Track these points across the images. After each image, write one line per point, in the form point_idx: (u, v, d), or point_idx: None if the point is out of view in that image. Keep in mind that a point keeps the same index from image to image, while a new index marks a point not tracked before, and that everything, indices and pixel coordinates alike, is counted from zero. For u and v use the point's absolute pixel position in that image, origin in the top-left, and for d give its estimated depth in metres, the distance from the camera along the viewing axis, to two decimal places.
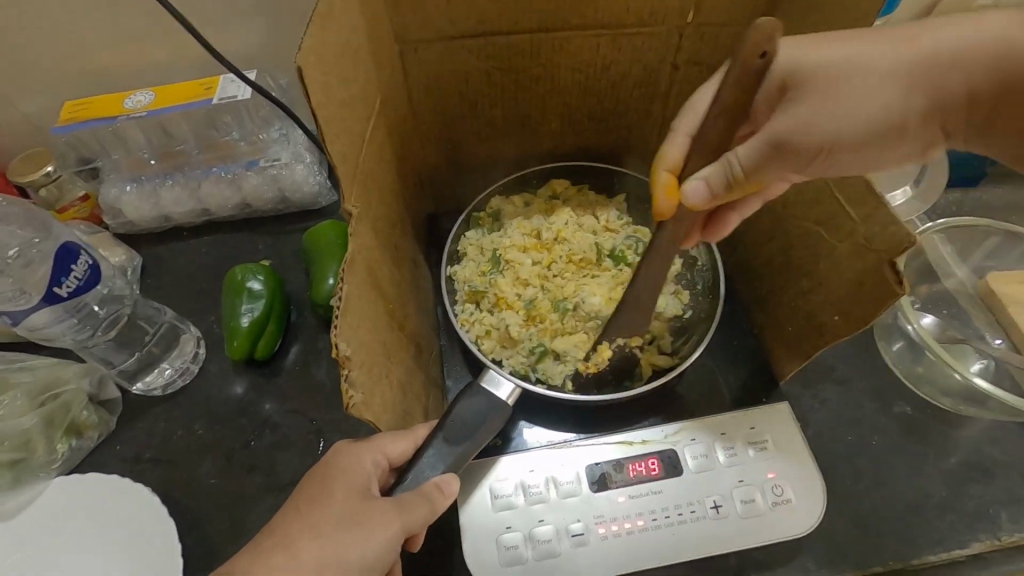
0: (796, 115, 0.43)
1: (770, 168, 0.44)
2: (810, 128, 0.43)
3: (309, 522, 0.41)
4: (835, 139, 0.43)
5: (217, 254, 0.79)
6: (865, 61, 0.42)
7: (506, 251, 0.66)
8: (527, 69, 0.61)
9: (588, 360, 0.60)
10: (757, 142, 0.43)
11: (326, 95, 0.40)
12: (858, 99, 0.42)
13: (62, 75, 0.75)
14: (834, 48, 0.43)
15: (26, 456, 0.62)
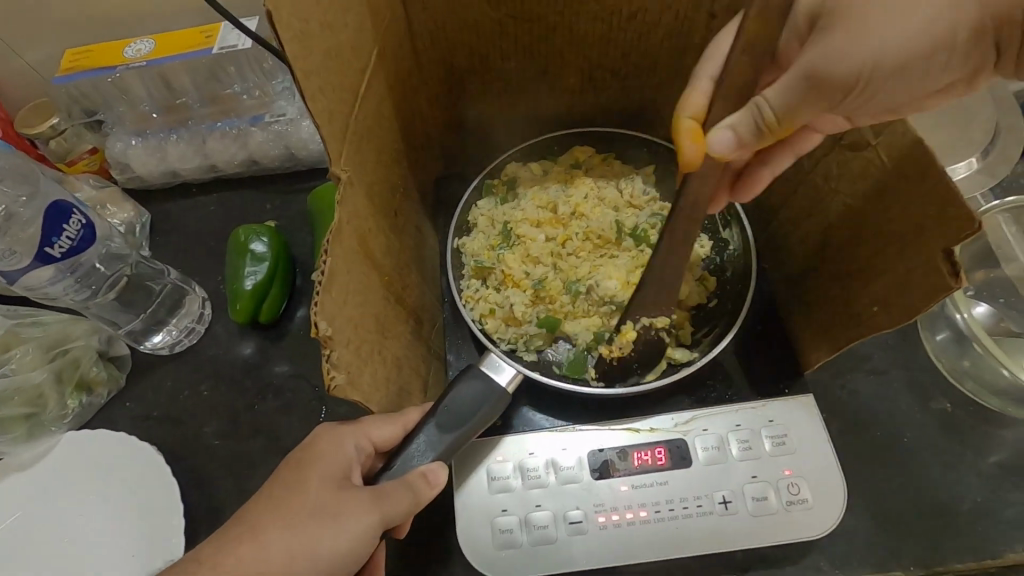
0: (829, 43, 0.41)
1: (801, 104, 0.41)
2: (844, 58, 0.40)
3: (284, 508, 0.40)
4: (886, 56, 0.40)
5: (225, 212, 0.78)
6: None
7: (518, 225, 0.61)
8: (543, 16, 0.54)
9: (611, 344, 0.55)
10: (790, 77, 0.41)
11: (305, 45, 0.35)
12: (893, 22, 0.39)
13: (62, 21, 0.72)
14: None
15: (38, 410, 0.63)
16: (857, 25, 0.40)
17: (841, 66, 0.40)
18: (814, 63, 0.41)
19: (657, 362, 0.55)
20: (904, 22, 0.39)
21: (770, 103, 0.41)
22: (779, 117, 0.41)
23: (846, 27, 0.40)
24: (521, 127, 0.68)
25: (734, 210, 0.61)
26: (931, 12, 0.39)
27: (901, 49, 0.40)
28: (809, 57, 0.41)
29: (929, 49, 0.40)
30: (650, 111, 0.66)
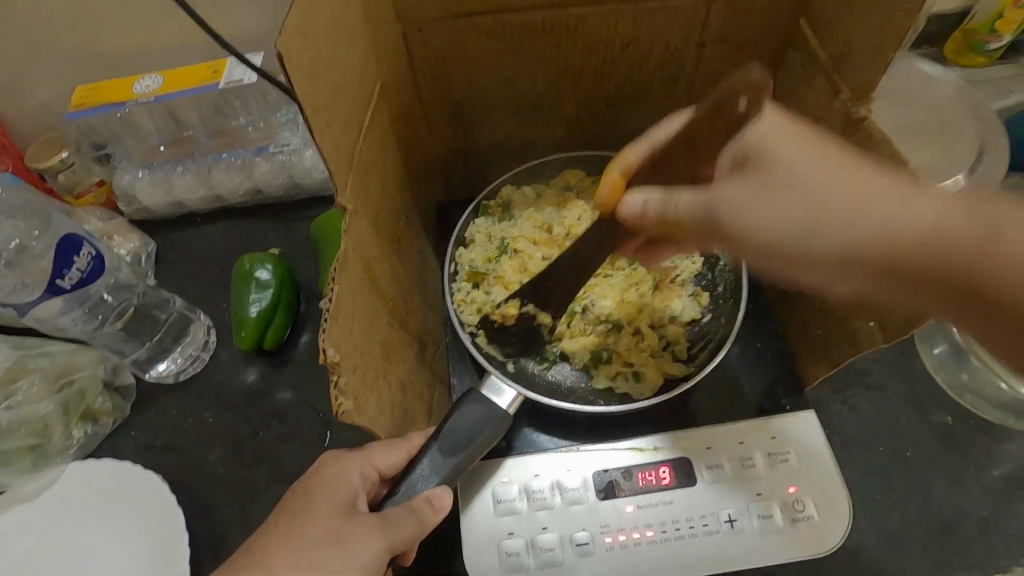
0: (736, 189, 0.38)
1: (686, 220, 0.42)
2: (738, 214, 0.38)
3: (292, 537, 0.41)
4: (758, 236, 0.37)
5: (229, 241, 0.79)
6: (822, 181, 0.35)
7: (515, 240, 0.63)
8: (539, 49, 0.56)
9: (499, 309, 0.58)
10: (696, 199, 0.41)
11: (314, 84, 0.37)
12: (788, 206, 0.36)
13: (73, 60, 0.75)
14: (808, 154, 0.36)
15: (43, 441, 0.63)
16: (775, 193, 0.36)
17: (730, 219, 0.38)
18: (710, 202, 0.39)
19: (655, 379, 0.56)
20: (818, 212, 0.34)
21: (662, 205, 0.43)
22: (667, 218, 0.43)
23: (769, 182, 0.37)
24: (519, 153, 0.70)
25: None
26: (852, 224, 0.33)
27: (794, 241, 0.35)
28: (721, 184, 0.39)
29: (836, 258, 0.34)
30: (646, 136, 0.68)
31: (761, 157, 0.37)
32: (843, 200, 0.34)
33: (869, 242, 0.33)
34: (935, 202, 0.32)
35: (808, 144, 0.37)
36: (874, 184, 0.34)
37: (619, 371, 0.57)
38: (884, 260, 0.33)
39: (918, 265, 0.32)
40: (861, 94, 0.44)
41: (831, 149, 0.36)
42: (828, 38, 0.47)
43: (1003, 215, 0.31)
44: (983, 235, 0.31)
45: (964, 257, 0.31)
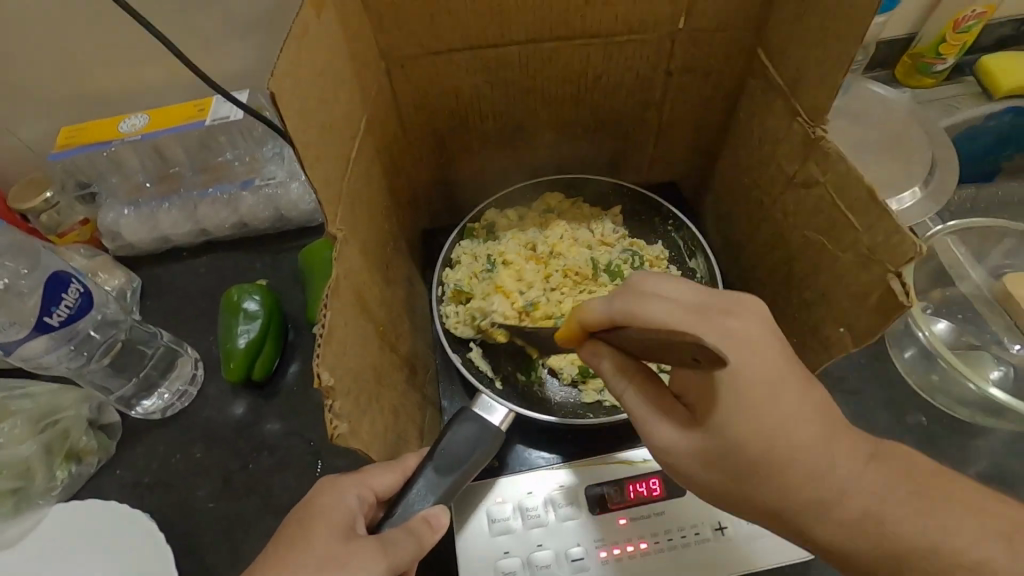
0: (673, 434, 0.41)
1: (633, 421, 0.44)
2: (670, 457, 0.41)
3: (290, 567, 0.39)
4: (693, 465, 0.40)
5: (216, 274, 0.79)
6: (774, 438, 0.37)
7: (505, 254, 0.65)
8: (517, 81, 0.59)
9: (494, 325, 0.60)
10: (642, 405, 0.42)
11: (305, 120, 0.39)
12: (732, 443, 0.38)
13: (59, 102, 0.76)
14: (758, 410, 0.36)
15: (26, 484, 0.62)
16: (728, 463, 0.38)
17: (676, 457, 0.41)
18: (657, 434, 0.42)
19: None
20: (767, 495, 0.38)
21: (610, 383, 0.43)
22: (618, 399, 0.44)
23: (719, 450, 0.38)
24: (500, 179, 0.73)
25: (699, 241, 0.65)
26: (789, 497, 0.37)
27: (744, 506, 0.39)
28: (666, 424, 0.41)
29: (744, 512, 0.40)
30: (621, 160, 0.72)
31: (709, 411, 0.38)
32: (791, 481, 0.37)
33: (794, 513, 0.37)
34: (861, 496, 0.36)
35: (762, 400, 0.36)
36: (821, 466, 0.36)
37: None
38: (793, 525, 0.38)
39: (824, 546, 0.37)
40: (815, 116, 0.47)
41: (791, 398, 0.37)
42: (783, 65, 0.51)
43: (888, 503, 0.36)
44: (876, 527, 0.36)
45: (863, 546, 0.36)
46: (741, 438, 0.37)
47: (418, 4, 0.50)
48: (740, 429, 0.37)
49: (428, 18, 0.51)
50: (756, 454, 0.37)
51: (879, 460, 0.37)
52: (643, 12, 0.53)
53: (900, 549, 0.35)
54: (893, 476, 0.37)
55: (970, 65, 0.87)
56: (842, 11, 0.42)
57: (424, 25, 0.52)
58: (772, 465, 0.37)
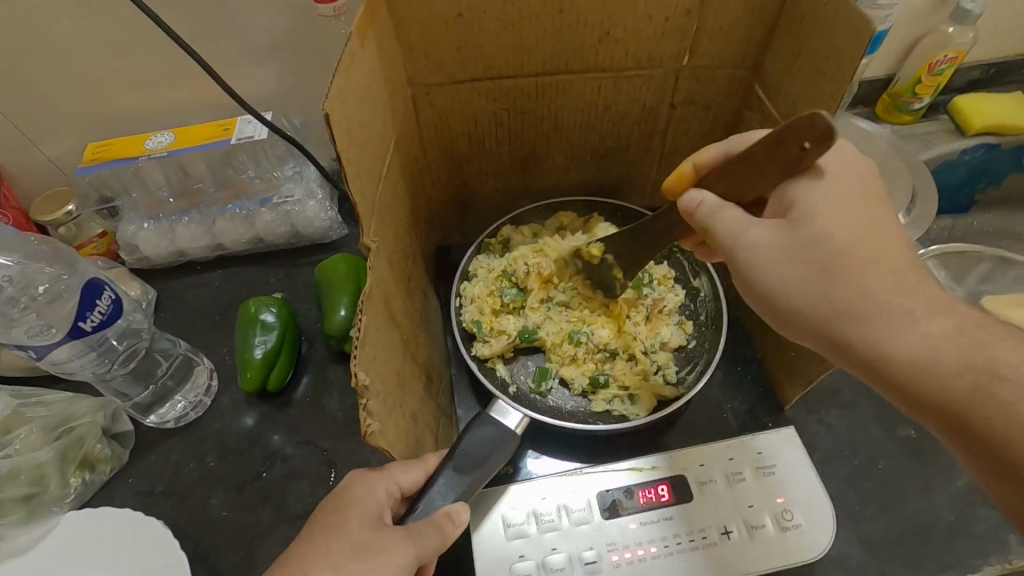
0: (765, 237, 0.44)
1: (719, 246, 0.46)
2: (750, 259, 0.44)
3: (330, 550, 0.42)
4: (774, 267, 0.43)
5: (230, 288, 0.81)
6: (871, 240, 0.41)
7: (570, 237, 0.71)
8: (533, 109, 0.64)
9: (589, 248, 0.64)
10: (739, 217, 0.45)
11: (349, 139, 0.42)
12: (838, 235, 0.41)
13: (86, 120, 0.79)
14: (860, 215, 0.42)
15: (40, 490, 0.62)
16: (813, 254, 0.42)
17: (759, 257, 0.44)
18: (745, 241, 0.44)
19: (649, 400, 0.60)
20: (850, 289, 0.40)
21: (711, 215, 0.46)
22: (710, 235, 0.46)
23: (807, 243, 0.42)
24: (511, 201, 0.76)
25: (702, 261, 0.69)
26: (867, 299, 0.40)
27: (819, 302, 0.41)
28: (755, 228, 0.44)
29: (816, 311, 0.42)
30: (625, 185, 0.76)
31: (803, 209, 0.43)
32: (873, 283, 0.40)
33: (874, 316, 0.40)
34: (940, 320, 0.39)
35: (862, 208, 0.42)
36: (905, 283, 0.40)
37: (616, 395, 0.62)
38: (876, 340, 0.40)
39: (892, 359, 0.39)
40: None
41: (882, 222, 0.43)
42: (778, 100, 0.56)
43: (974, 332, 0.39)
44: (961, 350, 0.38)
45: (933, 372, 0.38)
46: (833, 233, 0.41)
47: (446, 39, 0.54)
48: (837, 225, 0.41)
49: (455, 50, 0.55)
50: (857, 251, 0.41)
51: (966, 319, 0.40)
52: (651, 51, 0.58)
53: (982, 372, 0.37)
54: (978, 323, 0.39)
55: (944, 104, 0.94)
56: (833, 54, 0.47)
57: (450, 56, 0.56)
58: (860, 264, 0.41)
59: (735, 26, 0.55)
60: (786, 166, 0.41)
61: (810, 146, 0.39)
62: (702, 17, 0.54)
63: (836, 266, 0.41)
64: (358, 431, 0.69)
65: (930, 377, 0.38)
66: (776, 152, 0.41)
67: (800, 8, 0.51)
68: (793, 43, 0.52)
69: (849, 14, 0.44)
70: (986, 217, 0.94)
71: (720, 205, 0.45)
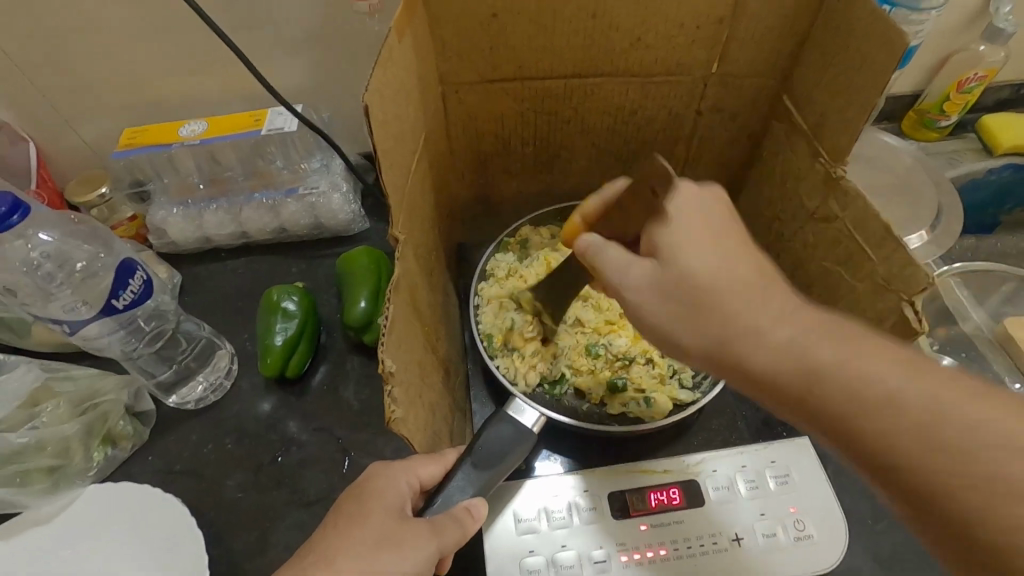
0: (634, 274, 0.44)
1: (604, 283, 0.46)
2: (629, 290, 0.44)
3: (352, 536, 0.44)
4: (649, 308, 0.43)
5: (254, 275, 0.83)
6: (725, 265, 0.41)
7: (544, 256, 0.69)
8: (560, 111, 0.64)
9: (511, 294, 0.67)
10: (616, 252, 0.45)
11: (385, 130, 0.43)
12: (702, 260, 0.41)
13: (124, 106, 0.81)
14: (722, 246, 0.42)
15: (64, 463, 0.64)
16: (682, 291, 0.41)
17: (640, 294, 0.44)
18: (626, 279, 0.44)
19: (667, 404, 0.59)
20: (716, 320, 0.40)
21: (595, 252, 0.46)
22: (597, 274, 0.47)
23: (676, 282, 0.42)
24: (531, 201, 0.77)
25: None
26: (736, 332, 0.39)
27: (693, 336, 0.41)
28: (636, 266, 0.44)
29: (701, 348, 0.41)
30: None
31: (668, 245, 0.42)
32: (744, 319, 0.39)
33: (745, 345, 0.39)
34: (791, 332, 0.39)
35: (716, 235, 0.42)
36: (771, 312, 0.40)
37: (633, 397, 0.61)
38: (745, 363, 0.39)
39: (755, 375, 0.39)
40: (836, 156, 0.52)
41: (737, 245, 0.42)
42: (807, 110, 0.56)
43: (829, 339, 0.38)
44: (808, 359, 0.38)
45: (824, 392, 0.37)
46: (693, 265, 0.41)
47: (480, 37, 0.55)
48: (694, 257, 0.41)
49: (487, 50, 0.56)
50: (734, 282, 0.40)
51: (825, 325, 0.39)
52: (680, 58, 0.58)
53: (832, 390, 0.37)
54: (861, 342, 0.38)
55: (972, 122, 0.93)
56: (865, 68, 0.47)
57: (482, 55, 0.57)
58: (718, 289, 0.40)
59: (765, 36, 0.56)
60: (648, 212, 0.46)
61: (660, 190, 0.45)
62: (733, 25, 0.55)
63: (702, 303, 0.40)
64: (373, 421, 0.70)
65: (795, 393, 0.38)
66: (636, 199, 0.46)
67: (832, 19, 0.51)
68: (824, 54, 0.52)
69: (882, 27, 0.45)
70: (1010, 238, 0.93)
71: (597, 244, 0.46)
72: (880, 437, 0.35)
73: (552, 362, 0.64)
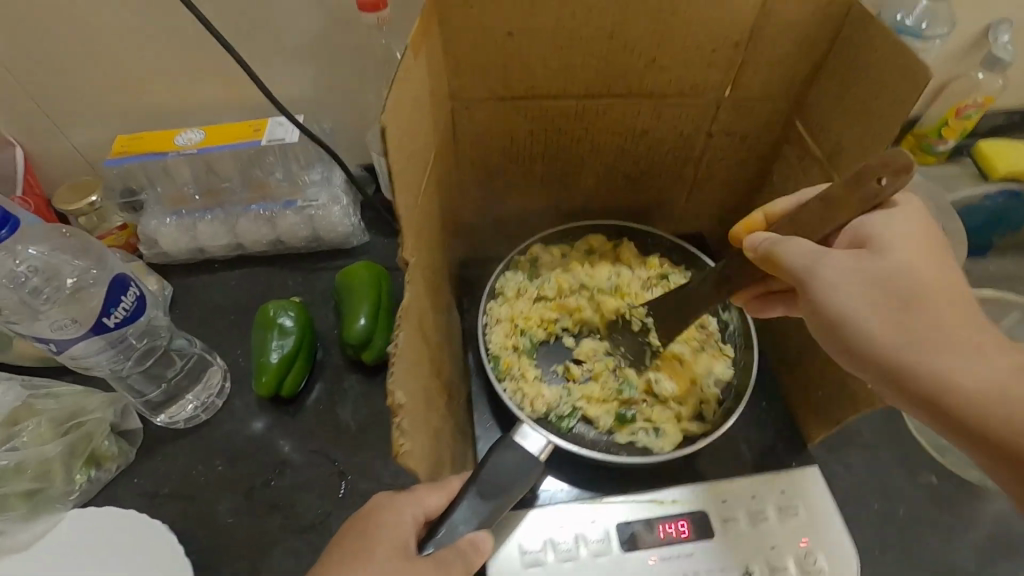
0: (831, 265, 0.41)
1: (788, 274, 0.43)
2: (807, 277, 0.42)
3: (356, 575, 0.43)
4: (844, 309, 0.40)
5: (248, 289, 0.81)
6: (925, 272, 0.39)
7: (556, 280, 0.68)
8: (571, 129, 0.63)
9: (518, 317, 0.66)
10: (800, 242, 0.42)
11: (398, 149, 0.41)
12: (916, 262, 0.39)
13: (118, 113, 0.79)
14: (931, 258, 0.40)
15: (44, 486, 0.61)
16: (891, 285, 0.39)
17: (834, 287, 0.41)
18: (823, 266, 0.41)
19: (677, 434, 0.59)
20: (927, 331, 0.38)
21: (779, 241, 0.43)
22: (777, 264, 0.43)
23: (898, 278, 0.39)
24: (536, 220, 0.76)
25: None
26: (933, 335, 0.38)
27: (885, 339, 0.39)
28: (830, 256, 0.41)
29: (896, 352, 0.39)
30: (655, 211, 0.76)
31: (881, 239, 0.41)
32: (947, 327, 0.38)
33: (942, 350, 0.37)
34: (1009, 358, 0.36)
35: (928, 248, 0.40)
36: (966, 322, 0.38)
37: (642, 427, 0.60)
38: (936, 371, 0.37)
39: (949, 395, 0.37)
40: None
41: (946, 257, 0.41)
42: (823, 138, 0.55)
43: None
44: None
45: (1002, 411, 0.35)
46: (908, 262, 0.39)
47: (494, 54, 0.54)
48: (911, 257, 0.40)
49: (500, 67, 0.55)
50: (934, 289, 0.39)
51: None
52: (695, 80, 0.57)
53: None
54: None
55: (968, 148, 0.94)
56: (884, 94, 0.47)
57: (495, 72, 0.55)
58: (927, 294, 0.39)
59: (781, 62, 0.55)
60: (862, 205, 0.39)
61: (890, 177, 0.37)
62: (749, 49, 0.54)
63: (919, 305, 0.38)
64: (370, 444, 0.68)
65: (994, 416, 0.35)
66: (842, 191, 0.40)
67: (851, 46, 0.50)
68: (841, 82, 0.52)
69: (901, 56, 0.45)
70: (1002, 263, 0.94)
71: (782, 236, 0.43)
72: None
73: (564, 391, 0.62)
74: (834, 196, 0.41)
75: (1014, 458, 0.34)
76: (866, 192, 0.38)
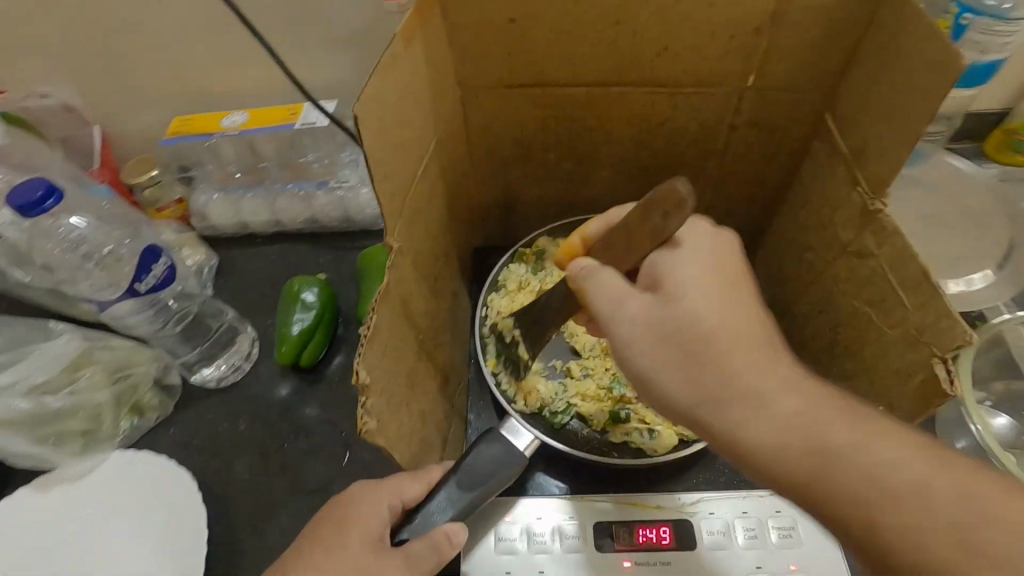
0: (627, 310, 0.42)
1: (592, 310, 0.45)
2: (613, 320, 0.43)
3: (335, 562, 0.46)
4: (648, 358, 0.42)
5: (283, 264, 0.86)
6: (721, 315, 0.40)
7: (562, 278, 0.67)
8: (583, 119, 0.62)
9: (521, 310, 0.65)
10: (607, 276, 0.44)
11: (379, 137, 0.42)
12: (712, 305, 0.40)
13: (176, 96, 0.86)
14: (731, 299, 0.41)
15: (95, 427, 0.70)
16: (679, 335, 0.40)
17: (633, 332, 0.42)
18: (622, 313, 0.43)
19: (671, 438, 0.57)
20: (708, 377, 0.39)
21: (589, 275, 0.44)
22: (586, 298, 0.45)
23: (682, 325, 0.41)
24: (553, 210, 0.75)
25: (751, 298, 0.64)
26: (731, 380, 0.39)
27: (681, 390, 0.40)
28: (631, 300, 0.43)
29: (682, 398, 0.40)
30: None
31: (670, 281, 0.42)
32: (740, 370, 0.39)
33: (728, 398, 0.39)
34: (795, 398, 0.38)
35: (716, 286, 0.41)
36: (765, 362, 0.39)
37: (636, 427, 0.59)
38: (728, 419, 0.39)
39: (733, 442, 0.38)
40: (876, 187, 0.47)
41: (743, 291, 0.42)
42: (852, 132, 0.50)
43: (820, 409, 0.38)
44: (804, 429, 0.37)
45: (783, 461, 0.37)
46: (693, 308, 0.40)
47: (497, 42, 0.53)
48: (704, 301, 0.41)
49: (505, 55, 0.54)
50: (727, 331, 0.40)
51: (818, 393, 0.39)
52: (713, 69, 0.54)
53: (822, 448, 0.36)
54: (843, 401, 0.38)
55: None
56: (912, 86, 0.42)
57: (500, 60, 0.55)
58: (723, 338, 0.40)
59: (809, 49, 0.51)
60: (653, 237, 0.41)
61: (671, 213, 0.39)
62: (771, 36, 0.50)
63: (704, 352, 0.40)
64: None
65: (772, 463, 0.37)
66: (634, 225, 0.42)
67: (883, 31, 0.45)
68: (871, 72, 0.47)
69: (932, 43, 0.40)
70: None
71: (596, 268, 0.45)
72: (854, 520, 0.35)
73: (560, 387, 0.62)
74: (630, 223, 0.42)
75: (820, 510, 0.36)
76: (655, 226, 0.40)
